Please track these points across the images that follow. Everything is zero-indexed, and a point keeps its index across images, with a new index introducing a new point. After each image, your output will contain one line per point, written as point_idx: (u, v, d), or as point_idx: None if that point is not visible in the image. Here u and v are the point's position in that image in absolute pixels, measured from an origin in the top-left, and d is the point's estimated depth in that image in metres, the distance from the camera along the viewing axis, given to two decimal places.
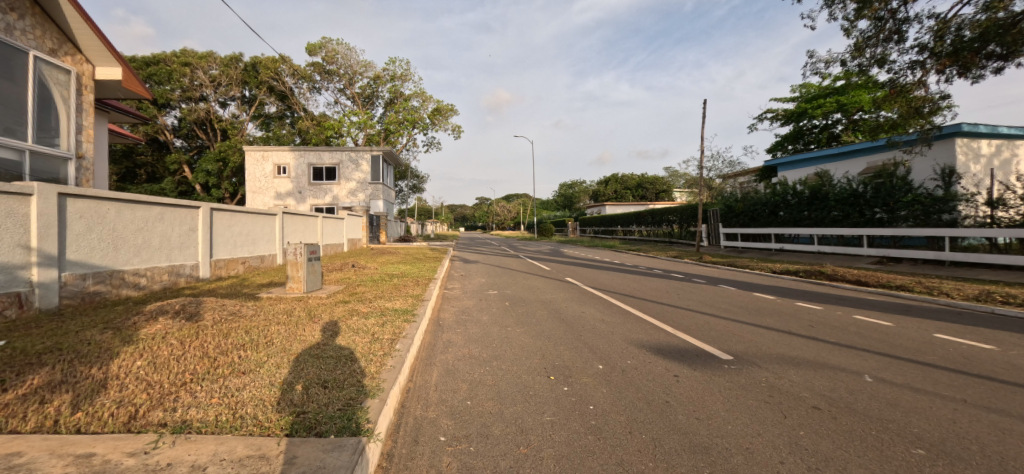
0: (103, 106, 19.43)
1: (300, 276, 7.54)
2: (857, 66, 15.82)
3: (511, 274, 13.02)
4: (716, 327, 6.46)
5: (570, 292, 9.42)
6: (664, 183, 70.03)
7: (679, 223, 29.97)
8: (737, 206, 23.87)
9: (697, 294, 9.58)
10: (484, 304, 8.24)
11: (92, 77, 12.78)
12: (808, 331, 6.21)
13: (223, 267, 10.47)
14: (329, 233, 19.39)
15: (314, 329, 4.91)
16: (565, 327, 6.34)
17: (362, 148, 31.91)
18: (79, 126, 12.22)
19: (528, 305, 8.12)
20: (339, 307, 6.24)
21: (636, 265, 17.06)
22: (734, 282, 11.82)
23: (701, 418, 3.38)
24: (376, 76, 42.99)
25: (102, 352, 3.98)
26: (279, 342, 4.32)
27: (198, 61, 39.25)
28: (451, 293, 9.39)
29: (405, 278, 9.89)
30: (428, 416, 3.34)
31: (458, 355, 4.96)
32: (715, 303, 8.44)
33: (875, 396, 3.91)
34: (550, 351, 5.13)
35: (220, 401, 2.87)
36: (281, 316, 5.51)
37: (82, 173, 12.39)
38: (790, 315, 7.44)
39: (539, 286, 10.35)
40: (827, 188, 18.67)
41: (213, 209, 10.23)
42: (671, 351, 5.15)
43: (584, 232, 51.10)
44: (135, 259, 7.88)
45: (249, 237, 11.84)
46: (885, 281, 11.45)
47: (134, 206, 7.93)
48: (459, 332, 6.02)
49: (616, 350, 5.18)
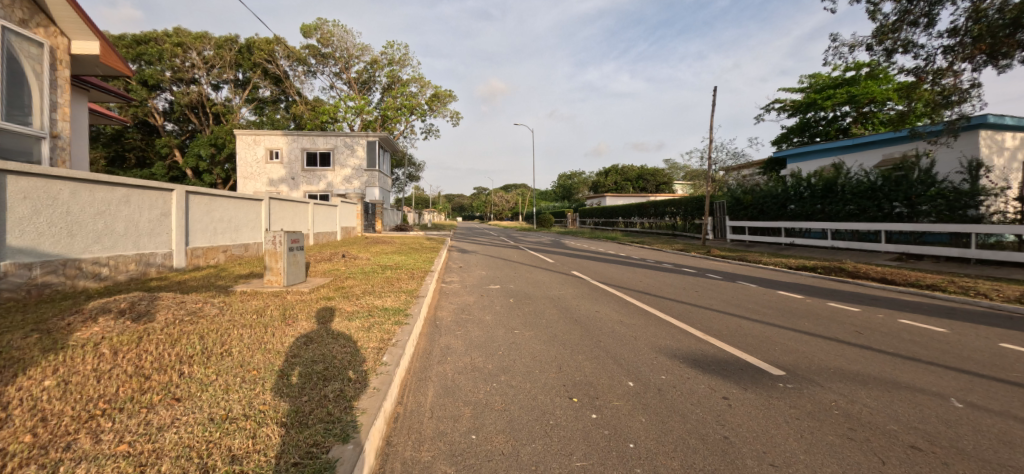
0: (81, 84, 18.29)
1: (279, 267, 6.71)
2: (880, 51, 14.89)
3: (512, 266, 12.20)
4: (751, 331, 5.70)
5: (579, 287, 8.64)
6: (664, 175, 69.26)
7: (683, 216, 29.17)
8: (745, 199, 23.03)
9: (717, 291, 8.84)
10: (486, 300, 7.46)
11: (68, 51, 11.75)
12: (858, 339, 5.44)
13: (200, 256, 9.60)
14: (320, 221, 18.50)
15: (285, 335, 4.08)
16: (580, 330, 5.54)
17: (357, 133, 30.89)
18: (53, 103, 11.24)
19: (535, 302, 7.31)
20: (320, 305, 5.40)
21: (642, 259, 16.26)
22: (752, 279, 11.05)
23: (778, 465, 2.60)
24: (374, 60, 41.76)
25: (8, 365, 3.13)
26: (239, 353, 3.49)
27: (191, 41, 38.04)
28: (448, 288, 8.55)
29: (399, 271, 9.06)
30: (422, 461, 2.53)
31: (459, 366, 4.15)
32: (740, 302, 7.67)
33: (979, 430, 3.15)
34: (568, 361, 4.34)
35: (129, 450, 2.05)
36: (249, 317, 4.66)
37: (57, 154, 11.43)
38: (828, 318, 6.66)
39: (544, 280, 9.58)
40: (843, 181, 17.88)
41: (190, 192, 9.33)
42: (711, 364, 4.36)
43: (583, 224, 50.25)
44: (95, 247, 7.00)
45: (231, 223, 10.94)
46: (914, 280, 10.70)
47: (94, 187, 7.04)
48: (459, 336, 5.20)
49: (644, 361, 4.38)
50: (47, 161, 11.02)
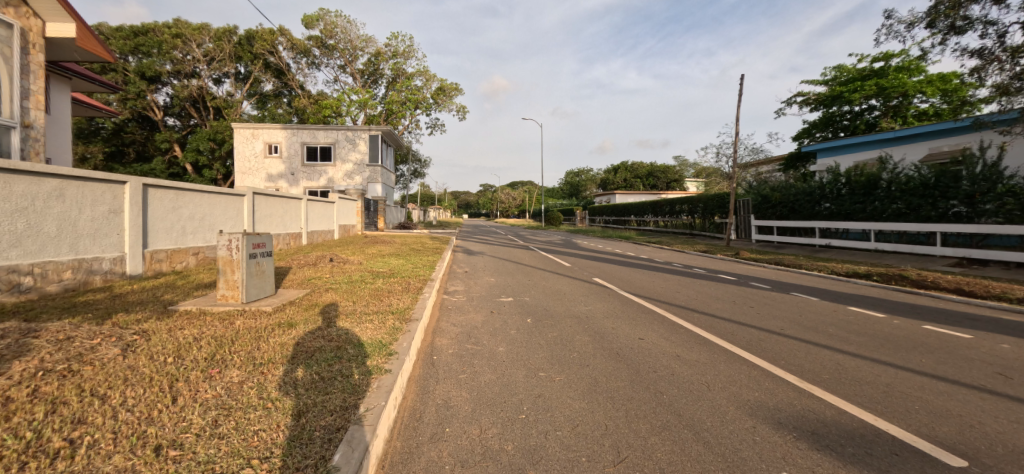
0: (64, 72, 17.17)
1: (236, 279, 5.27)
2: (941, 30, 13.19)
3: (525, 271, 10.73)
4: (861, 375, 4.21)
5: (609, 301, 7.19)
6: (675, 172, 67.15)
7: (701, 215, 27.50)
8: (773, 196, 21.31)
9: (775, 306, 7.36)
10: (498, 319, 6.00)
11: (42, 34, 10.94)
12: (1014, 389, 3.95)
13: (163, 260, 8.27)
14: (316, 219, 17.16)
15: (193, 400, 2.63)
16: (629, 373, 4.07)
17: (359, 127, 29.53)
18: (24, 90, 10.40)
19: (559, 323, 5.87)
20: (275, 336, 3.95)
21: (667, 262, 14.72)
22: (805, 288, 9.52)
23: None
24: (378, 51, 40.34)
25: None
26: (83, 455, 2.02)
27: (190, 32, 36.69)
28: (452, 301, 7.13)
29: (393, 279, 7.61)
30: None
31: (463, 453, 2.64)
32: (814, 324, 6.18)
33: None
34: (629, 439, 2.86)
35: None
36: (161, 362, 3.20)
37: (29, 145, 10.53)
38: (942, 350, 5.16)
39: (567, 291, 8.11)
40: (889, 178, 16.18)
41: (148, 185, 7.94)
42: (844, 445, 2.89)
43: (593, 222, 48.61)
44: (13, 252, 5.61)
45: (204, 221, 9.58)
46: (999, 291, 9.08)
47: (12, 178, 5.64)
48: (463, 385, 3.71)
49: (743, 440, 2.90)
50: (16, 153, 10.12)
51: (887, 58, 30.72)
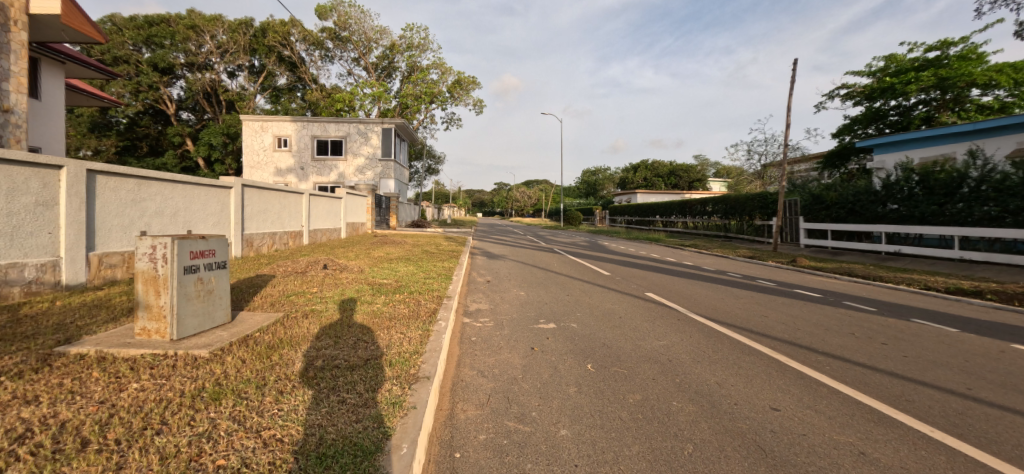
0: (54, 55, 15.98)
1: (162, 306, 3.55)
2: None
3: (559, 282, 8.85)
4: None
5: (686, 332, 5.28)
6: (698, 171, 64.36)
7: (737, 216, 25.20)
8: (827, 196, 18.95)
9: (917, 343, 5.32)
10: (544, 362, 4.15)
11: (25, 9, 9.47)
12: None
13: (117, 265, 6.70)
14: (321, 216, 15.62)
15: None
16: None
17: (371, 119, 28.01)
18: (3, 70, 8.90)
19: (633, 371, 4.01)
20: (166, 429, 2.17)
21: (717, 270, 12.70)
22: (918, 311, 7.46)
23: None
24: (393, 43, 38.83)
25: None
26: None
27: (204, 24, 35.39)
28: (472, 328, 5.32)
29: (395, 297, 5.81)
30: None
31: None
32: (1010, 380, 4.17)
33: None
34: None
35: None
36: None
37: (8, 131, 9.06)
38: None
39: (622, 314, 6.21)
40: (978, 176, 13.74)
41: (95, 171, 6.33)
42: None
43: (614, 223, 46.51)
44: None
45: (176, 217, 7.98)
46: None
47: None
48: None
49: None
50: None
51: (945, 46, 27.85)
